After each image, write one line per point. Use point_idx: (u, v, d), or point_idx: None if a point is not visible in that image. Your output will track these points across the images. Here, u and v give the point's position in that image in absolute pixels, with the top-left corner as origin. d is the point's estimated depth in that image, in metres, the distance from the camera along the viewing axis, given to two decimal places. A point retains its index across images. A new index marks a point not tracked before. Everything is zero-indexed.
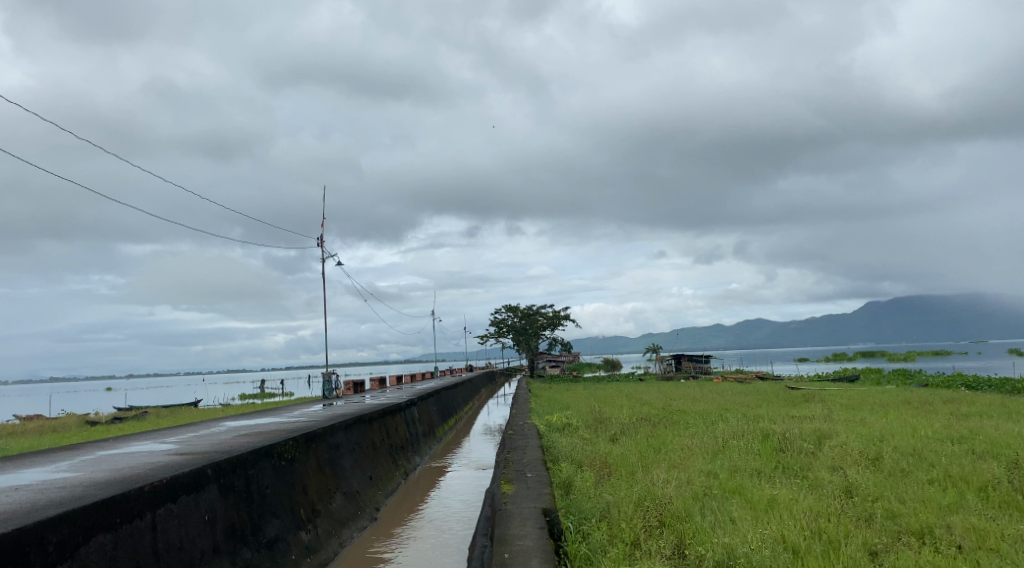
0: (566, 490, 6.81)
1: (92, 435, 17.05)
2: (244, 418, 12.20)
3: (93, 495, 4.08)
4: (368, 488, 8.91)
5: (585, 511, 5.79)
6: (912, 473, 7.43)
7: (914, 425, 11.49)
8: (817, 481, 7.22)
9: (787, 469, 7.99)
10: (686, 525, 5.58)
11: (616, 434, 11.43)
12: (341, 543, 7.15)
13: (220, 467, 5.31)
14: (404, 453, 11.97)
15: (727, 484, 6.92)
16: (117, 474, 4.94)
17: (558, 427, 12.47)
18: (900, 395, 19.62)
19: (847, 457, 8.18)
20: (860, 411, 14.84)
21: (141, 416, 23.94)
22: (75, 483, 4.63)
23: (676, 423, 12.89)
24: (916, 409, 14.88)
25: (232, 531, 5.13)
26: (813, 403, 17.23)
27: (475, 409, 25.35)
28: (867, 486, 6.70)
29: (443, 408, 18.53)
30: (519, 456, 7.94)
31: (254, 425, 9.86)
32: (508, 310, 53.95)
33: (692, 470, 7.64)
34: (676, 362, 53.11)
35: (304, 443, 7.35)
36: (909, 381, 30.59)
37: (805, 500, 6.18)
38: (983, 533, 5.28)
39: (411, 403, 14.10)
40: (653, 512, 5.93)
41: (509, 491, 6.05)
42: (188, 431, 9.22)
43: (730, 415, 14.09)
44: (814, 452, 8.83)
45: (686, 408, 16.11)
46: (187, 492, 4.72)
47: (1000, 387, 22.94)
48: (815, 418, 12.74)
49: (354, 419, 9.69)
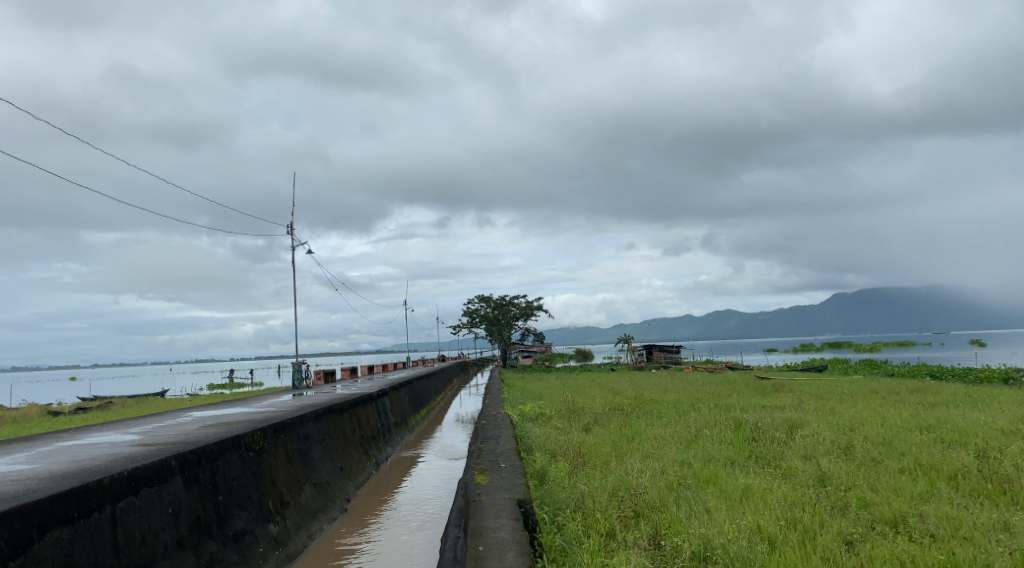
0: (541, 480, 6.75)
1: (52, 424, 16.55)
2: (211, 408, 11.92)
3: (48, 488, 3.88)
4: (338, 479, 8.76)
5: (559, 501, 5.75)
6: (883, 462, 7.55)
7: (883, 414, 11.72)
8: (790, 470, 7.28)
9: (760, 458, 8.04)
10: (661, 516, 5.58)
11: (589, 424, 11.40)
12: (311, 534, 7.01)
13: (185, 458, 5.12)
14: (376, 443, 11.82)
15: (701, 474, 6.93)
16: (75, 466, 4.72)
17: (531, 417, 12.45)
18: (868, 385, 20.04)
19: (819, 447, 8.27)
20: (830, 400, 15.10)
21: (105, 406, 23.40)
22: (28, 475, 4.40)
23: (649, 413, 12.93)
24: (884, 398, 15.20)
25: (197, 524, 4.96)
26: (783, 392, 17.52)
27: (447, 399, 25.27)
28: (840, 475, 6.79)
29: (416, 398, 18.44)
30: (493, 446, 7.85)
31: (222, 416, 9.62)
32: (481, 300, 53.98)
33: (667, 460, 7.64)
34: (647, 352, 53.77)
35: (272, 434, 7.16)
36: (876, 371, 31.46)
37: (778, 489, 6.23)
38: (957, 521, 5.35)
39: (383, 393, 13.95)
40: (627, 502, 5.92)
41: (482, 482, 5.96)
42: (151, 421, 8.94)
43: (702, 405, 14.20)
44: (786, 441, 8.91)
45: (658, 398, 16.23)
46: (150, 484, 4.54)
47: (964, 376, 23.63)
48: (785, 408, 12.91)
49: (325, 409, 9.52)
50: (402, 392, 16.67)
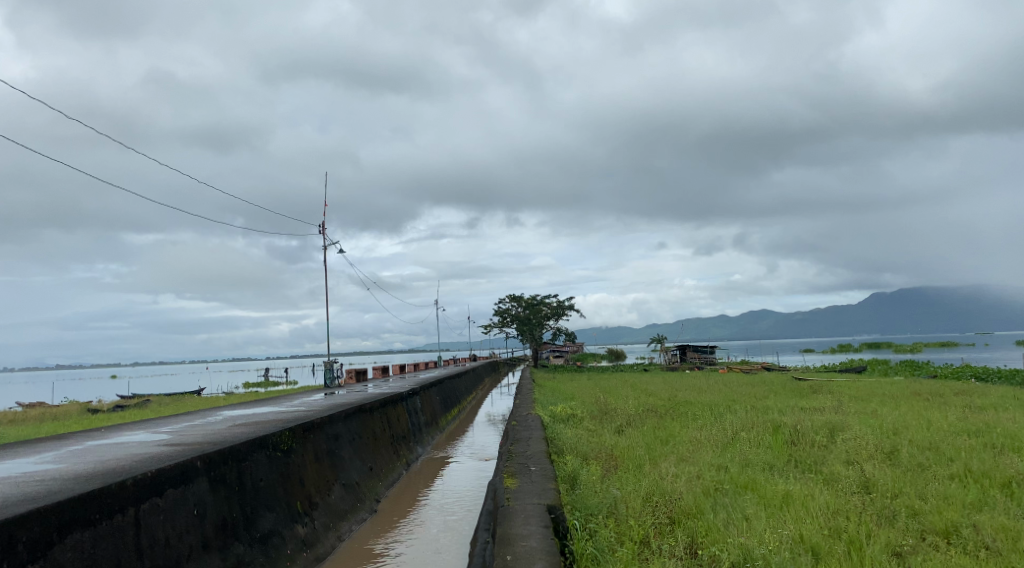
0: (572, 484, 6.57)
1: (91, 422, 16.88)
2: (243, 407, 11.97)
3: (70, 489, 3.83)
4: (367, 478, 8.68)
5: (590, 506, 5.53)
6: (930, 468, 7.18)
7: (928, 417, 11.26)
8: (832, 475, 6.96)
9: (800, 463, 7.74)
10: (698, 522, 5.35)
11: (622, 426, 11.19)
12: (340, 536, 6.93)
13: (211, 459, 5.06)
14: (406, 443, 11.75)
15: (739, 479, 6.66)
16: (101, 467, 4.68)
17: (562, 418, 12.26)
18: (911, 387, 19.33)
19: (862, 451, 7.93)
20: (872, 402, 14.60)
21: (143, 404, 23.85)
22: (53, 475, 4.39)
23: (683, 414, 12.65)
24: (929, 401, 14.60)
25: (223, 526, 4.90)
26: (821, 394, 17.07)
27: (479, 399, 25.20)
28: (886, 482, 6.46)
29: (447, 398, 18.39)
30: (523, 448, 7.70)
31: (252, 415, 9.63)
32: (512, 300, 53.90)
33: (702, 464, 7.38)
34: (681, 352, 53.13)
35: (301, 434, 7.11)
36: (919, 372, 30.41)
37: (822, 496, 5.93)
38: (1014, 533, 5.01)
39: (414, 392, 13.89)
40: (662, 508, 5.72)
41: (511, 486, 5.80)
42: (182, 420, 9.00)
43: (738, 406, 13.83)
44: (827, 445, 8.58)
45: (693, 399, 15.91)
46: (174, 486, 4.48)
47: (1011, 379, 22.71)
48: (824, 410, 12.51)
49: (355, 409, 9.47)
50: (433, 391, 16.59)
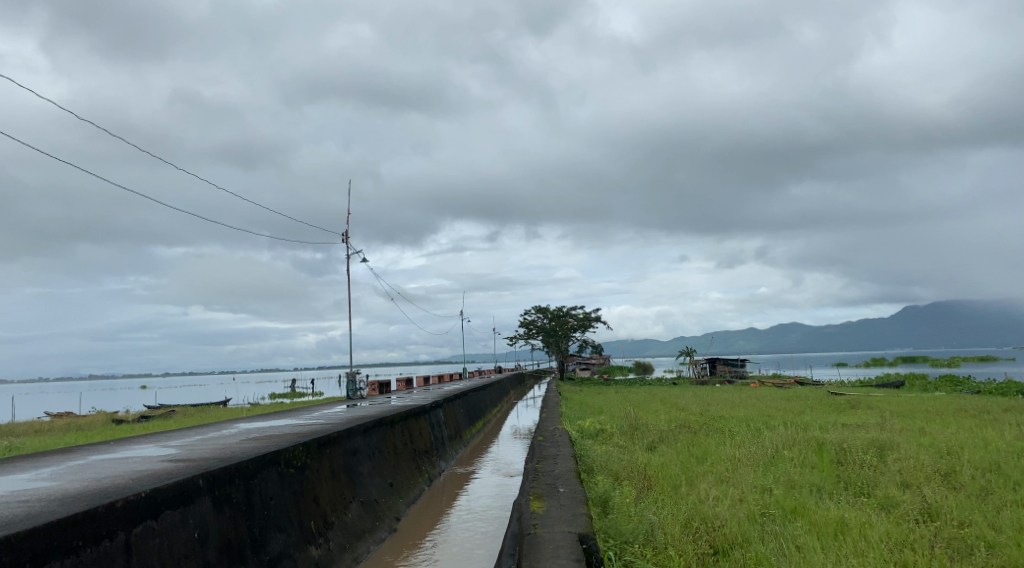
0: (604, 507, 6.09)
1: (114, 434, 16.59)
2: (262, 419, 11.61)
3: (50, 513, 3.48)
4: (387, 496, 8.29)
5: (625, 533, 5.02)
6: (994, 493, 6.55)
7: (983, 436, 10.48)
8: (888, 499, 6.38)
9: (849, 486, 7.16)
10: (744, 552, 4.86)
11: (654, 443, 10.63)
12: (356, 557, 6.52)
13: (215, 477, 4.70)
14: (428, 458, 11.32)
15: (786, 502, 6.12)
16: (96, 486, 4.34)
17: (591, 434, 11.73)
18: (957, 403, 18.29)
19: (917, 473, 7.29)
20: (917, 419, 13.73)
21: (168, 415, 23.80)
22: (42, 495, 4.05)
23: (719, 431, 12.00)
24: (980, 419, 13.66)
25: (227, 550, 4.53)
26: (861, 410, 16.23)
27: (503, 411, 24.61)
28: (952, 510, 5.84)
29: (471, 410, 18.02)
30: (550, 468, 7.19)
31: (268, 428, 9.26)
32: (538, 311, 53.49)
33: (744, 486, 6.84)
34: (710, 365, 52.14)
35: (316, 450, 6.71)
36: (962, 388, 28.98)
37: (881, 525, 5.36)
38: None
39: (436, 405, 13.47)
40: (703, 536, 5.22)
41: (538, 510, 5.32)
42: (197, 433, 8.64)
43: (775, 422, 13.26)
44: (877, 465, 7.99)
45: (728, 414, 15.19)
46: (172, 507, 4.12)
47: None
48: (870, 428, 11.72)
49: (375, 422, 9.08)
50: (456, 403, 16.15)
